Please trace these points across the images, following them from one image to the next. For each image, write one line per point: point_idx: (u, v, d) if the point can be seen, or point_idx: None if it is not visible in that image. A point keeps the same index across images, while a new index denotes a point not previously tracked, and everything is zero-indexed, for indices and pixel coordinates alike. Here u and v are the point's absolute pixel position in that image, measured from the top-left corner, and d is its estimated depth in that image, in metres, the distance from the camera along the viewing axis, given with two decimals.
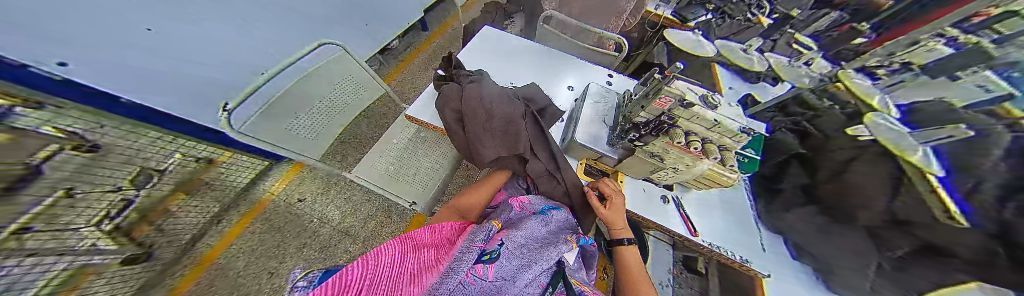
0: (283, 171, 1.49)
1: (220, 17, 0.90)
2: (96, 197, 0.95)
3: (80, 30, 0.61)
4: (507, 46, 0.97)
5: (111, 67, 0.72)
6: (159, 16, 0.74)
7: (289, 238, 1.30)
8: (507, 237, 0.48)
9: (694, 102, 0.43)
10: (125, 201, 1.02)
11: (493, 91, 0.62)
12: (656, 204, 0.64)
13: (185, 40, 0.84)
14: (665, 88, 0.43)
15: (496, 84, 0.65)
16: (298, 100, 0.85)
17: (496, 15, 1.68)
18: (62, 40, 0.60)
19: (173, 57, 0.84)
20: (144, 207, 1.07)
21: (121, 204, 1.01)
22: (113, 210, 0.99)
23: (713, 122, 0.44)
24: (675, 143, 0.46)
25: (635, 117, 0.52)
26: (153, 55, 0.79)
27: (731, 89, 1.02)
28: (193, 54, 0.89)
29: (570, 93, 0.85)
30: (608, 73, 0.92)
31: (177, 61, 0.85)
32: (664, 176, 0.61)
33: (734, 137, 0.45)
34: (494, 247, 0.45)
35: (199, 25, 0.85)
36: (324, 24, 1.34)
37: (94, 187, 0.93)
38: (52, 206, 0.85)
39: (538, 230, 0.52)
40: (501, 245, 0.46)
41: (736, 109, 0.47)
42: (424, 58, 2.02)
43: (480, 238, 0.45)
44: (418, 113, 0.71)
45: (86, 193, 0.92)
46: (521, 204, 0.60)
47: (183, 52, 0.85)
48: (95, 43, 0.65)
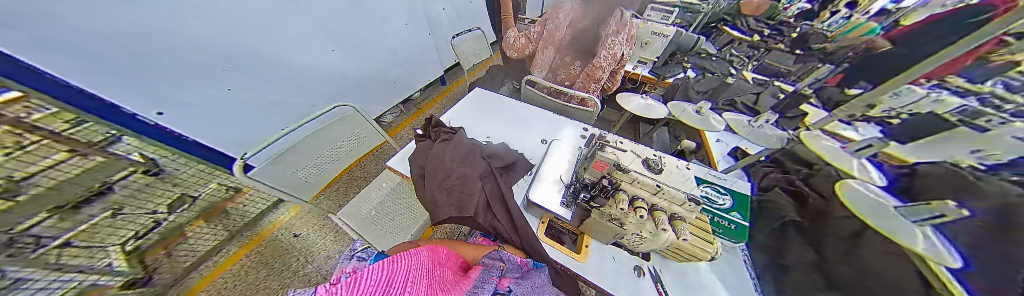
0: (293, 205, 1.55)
1: (281, 82, 1.26)
2: (130, 219, 1.05)
3: (183, 89, 0.96)
4: (491, 105, 1.10)
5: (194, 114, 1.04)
6: (238, 81, 1.10)
7: (269, 277, 1.24)
8: (515, 284, 0.47)
9: (627, 167, 0.45)
10: (154, 223, 1.12)
11: (460, 149, 0.69)
12: (627, 277, 0.55)
13: (251, 97, 1.18)
14: (600, 153, 0.46)
15: (465, 141, 0.72)
16: (310, 147, 0.95)
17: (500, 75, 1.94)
18: (170, 96, 0.94)
19: (238, 110, 1.17)
20: (168, 231, 1.16)
21: (150, 225, 1.10)
22: (142, 231, 1.09)
23: (655, 188, 0.44)
24: (619, 208, 0.44)
25: (583, 178, 0.53)
26: (225, 108, 1.12)
27: (719, 142, 0.98)
28: (254, 108, 1.22)
29: (543, 146, 0.90)
30: (583, 128, 0.98)
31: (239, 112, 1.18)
32: (632, 243, 0.55)
33: (682, 206, 0.43)
34: (505, 290, 0.44)
35: (263, 87, 1.20)
36: (356, 84, 1.64)
37: (135, 209, 1.06)
38: (96, 223, 0.96)
39: (541, 279, 0.51)
40: (511, 289, 0.45)
41: (682, 174, 0.46)
42: (438, 107, 2.26)
43: (495, 275, 0.48)
44: (398, 164, 0.79)
45: (126, 214, 1.03)
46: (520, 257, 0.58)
47: (247, 106, 1.19)
48: (187, 98, 0.99)
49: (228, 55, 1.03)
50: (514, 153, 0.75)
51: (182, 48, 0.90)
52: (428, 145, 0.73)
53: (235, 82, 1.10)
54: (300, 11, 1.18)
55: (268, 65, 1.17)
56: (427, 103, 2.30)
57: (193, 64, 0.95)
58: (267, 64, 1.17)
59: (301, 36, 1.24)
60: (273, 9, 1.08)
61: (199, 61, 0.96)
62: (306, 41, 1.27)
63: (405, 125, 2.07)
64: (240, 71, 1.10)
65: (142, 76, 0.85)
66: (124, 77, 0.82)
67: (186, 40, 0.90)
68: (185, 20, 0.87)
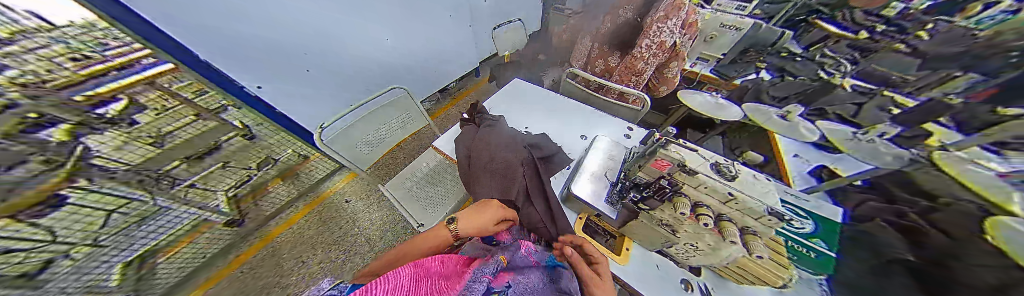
0: (345, 174, 1.80)
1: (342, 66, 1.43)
2: (232, 172, 1.33)
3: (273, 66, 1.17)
4: (529, 96, 1.10)
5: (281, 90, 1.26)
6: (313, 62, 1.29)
7: (326, 233, 1.50)
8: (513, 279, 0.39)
9: (695, 168, 0.40)
10: (247, 177, 1.40)
11: (503, 136, 0.71)
12: (672, 288, 0.51)
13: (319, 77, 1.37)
14: (661, 151, 0.43)
15: (508, 130, 0.75)
16: (370, 124, 1.07)
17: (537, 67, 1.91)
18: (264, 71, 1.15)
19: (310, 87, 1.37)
20: (256, 184, 1.47)
21: (244, 178, 1.39)
22: (238, 182, 1.37)
23: (726, 196, 0.39)
24: (678, 213, 0.41)
25: (633, 176, 0.50)
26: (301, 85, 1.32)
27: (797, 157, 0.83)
28: (321, 87, 1.42)
29: (582, 142, 0.87)
30: (628, 126, 0.91)
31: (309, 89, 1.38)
32: (683, 253, 0.51)
33: (759, 219, 0.37)
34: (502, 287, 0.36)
35: (328, 69, 1.38)
36: (404, 72, 1.80)
37: (237, 164, 1.33)
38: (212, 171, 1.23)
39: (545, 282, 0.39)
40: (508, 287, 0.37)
41: (761, 184, 0.40)
42: (472, 96, 2.34)
43: (490, 271, 0.40)
44: (443, 145, 0.84)
45: (230, 167, 1.30)
46: (526, 249, 0.50)
47: (316, 85, 1.38)
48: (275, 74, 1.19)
49: (307, 39, 1.20)
50: (554, 146, 0.74)
51: (276, 32, 1.08)
52: (474, 130, 0.77)
53: (309, 62, 1.28)
54: (365, 3, 1.31)
55: (334, 50, 1.34)
56: (462, 93, 2.39)
57: (283, 46, 1.14)
58: (334, 49, 1.33)
59: (362, 25, 1.37)
60: (343, 1, 1.21)
61: (286, 44, 1.14)
62: (365, 30, 1.40)
63: (441, 112, 2.19)
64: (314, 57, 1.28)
65: (246, 53, 1.06)
66: (237, 52, 1.03)
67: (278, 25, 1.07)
68: (279, 8, 1.03)
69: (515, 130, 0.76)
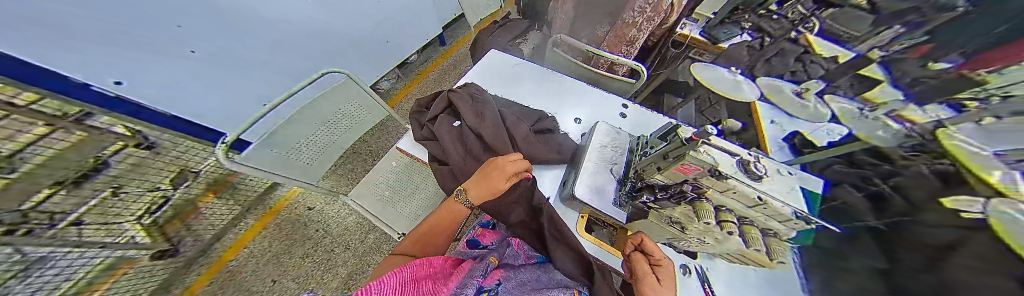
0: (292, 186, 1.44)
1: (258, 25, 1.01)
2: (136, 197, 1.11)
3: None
4: (512, 72, 0.93)
5: (187, 89, 0.96)
6: (204, 44, 0.91)
7: (294, 246, 1.25)
8: (506, 277, 0.46)
9: (730, 175, 0.34)
10: (163, 199, 1.16)
11: (449, 144, 0.69)
12: (673, 277, 0.52)
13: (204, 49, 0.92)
14: (691, 154, 0.34)
15: (448, 124, 0.72)
16: (310, 122, 0.85)
17: (511, 33, 1.65)
18: (152, 68, 0.85)
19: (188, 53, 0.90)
20: (182, 206, 1.20)
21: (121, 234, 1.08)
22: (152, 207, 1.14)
23: (755, 202, 0.34)
24: (703, 222, 0.37)
25: (648, 178, 0.45)
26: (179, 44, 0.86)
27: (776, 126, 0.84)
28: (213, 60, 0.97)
29: (576, 127, 0.79)
30: (622, 104, 0.84)
31: (207, 91, 1.01)
32: (686, 244, 0.50)
33: (786, 224, 0.35)
34: (493, 286, 0.43)
35: (229, 33, 0.95)
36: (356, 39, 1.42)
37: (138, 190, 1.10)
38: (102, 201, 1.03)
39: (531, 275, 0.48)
40: (499, 285, 0.44)
41: (788, 183, 0.37)
42: (439, 71, 1.99)
43: (480, 273, 0.45)
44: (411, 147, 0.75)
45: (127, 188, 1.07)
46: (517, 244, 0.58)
47: (215, 75, 1.00)
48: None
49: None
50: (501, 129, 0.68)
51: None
52: (418, 122, 0.77)
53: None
54: None
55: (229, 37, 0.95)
56: (425, 69, 1.98)
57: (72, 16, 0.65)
58: (224, 36, 0.95)
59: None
60: None
61: (144, 19, 0.76)
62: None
63: (404, 94, 1.83)
64: (204, 31, 0.89)
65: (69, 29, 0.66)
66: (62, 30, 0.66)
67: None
68: None
69: (472, 110, 0.71)
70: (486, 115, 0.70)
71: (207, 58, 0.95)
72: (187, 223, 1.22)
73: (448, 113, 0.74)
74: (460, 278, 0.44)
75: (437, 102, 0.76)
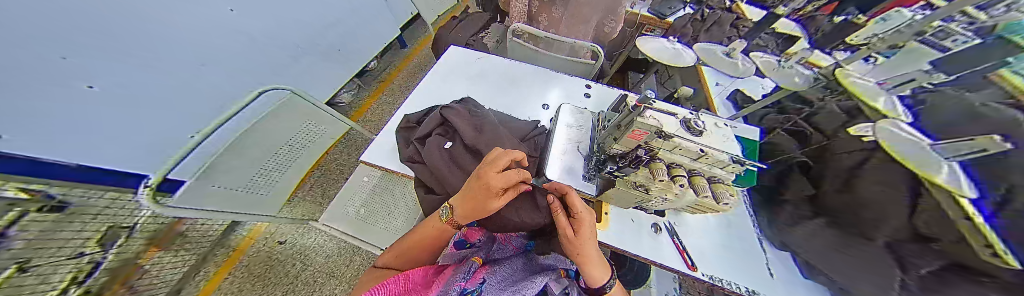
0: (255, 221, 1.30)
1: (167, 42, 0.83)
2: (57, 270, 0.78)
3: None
4: (473, 67, 0.91)
5: (94, 134, 0.70)
6: (105, 73, 0.69)
7: (269, 287, 1.13)
8: (488, 274, 0.46)
9: (672, 134, 0.37)
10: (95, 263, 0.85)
11: (441, 168, 0.54)
12: (646, 236, 0.57)
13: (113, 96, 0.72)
14: (638, 120, 0.37)
15: (438, 146, 0.57)
16: (254, 149, 0.77)
17: (471, 27, 1.61)
18: (52, 113, 0.61)
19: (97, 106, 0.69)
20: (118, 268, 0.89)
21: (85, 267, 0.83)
22: (81, 274, 0.82)
23: (698, 154, 0.38)
24: (659, 180, 0.40)
25: (610, 149, 0.48)
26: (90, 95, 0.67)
27: (719, 87, 0.94)
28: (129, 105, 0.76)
29: (544, 112, 0.81)
30: (584, 85, 0.88)
31: (129, 131, 0.78)
32: (655, 204, 0.53)
33: (724, 168, 0.39)
34: (476, 285, 0.42)
35: (137, 61, 0.76)
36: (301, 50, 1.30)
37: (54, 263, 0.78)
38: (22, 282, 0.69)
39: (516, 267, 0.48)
40: (483, 283, 0.43)
41: (723, 132, 0.41)
42: (405, 75, 1.89)
43: (462, 277, 0.44)
44: (374, 156, 0.64)
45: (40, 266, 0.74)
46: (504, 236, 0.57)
47: (133, 109, 0.77)
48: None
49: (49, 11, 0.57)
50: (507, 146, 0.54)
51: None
52: (406, 140, 0.63)
53: (17, 34, 0.52)
54: None
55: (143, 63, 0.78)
56: (388, 75, 1.87)
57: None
58: (132, 59, 0.74)
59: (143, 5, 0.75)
60: None
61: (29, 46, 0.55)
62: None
63: (370, 104, 1.71)
64: (95, 55, 0.66)
65: None
66: None
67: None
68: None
69: (470, 125, 0.58)
70: (487, 129, 0.58)
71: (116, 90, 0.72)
72: (164, 245, 1.02)
73: (443, 131, 0.60)
74: (440, 285, 0.42)
75: (429, 118, 0.62)
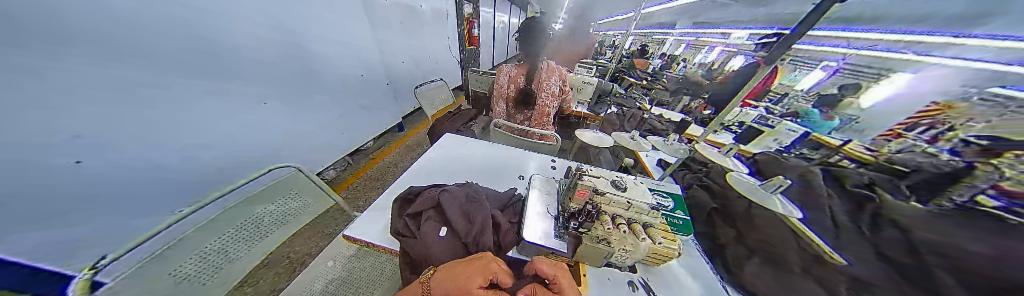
0: None
1: (189, 127, 0.89)
2: None
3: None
4: (462, 148, 1.13)
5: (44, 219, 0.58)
6: (100, 149, 0.67)
7: None
8: None
9: (604, 191, 0.53)
10: None
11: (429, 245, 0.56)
12: (626, 294, 0.58)
13: (112, 178, 0.71)
14: (579, 182, 0.55)
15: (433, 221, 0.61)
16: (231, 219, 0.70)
17: (461, 117, 2.04)
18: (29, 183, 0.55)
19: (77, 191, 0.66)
20: None
21: None
22: None
23: (627, 205, 0.54)
24: (607, 227, 0.51)
25: (569, 207, 0.61)
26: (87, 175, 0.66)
27: (648, 156, 1.26)
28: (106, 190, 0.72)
29: (521, 182, 0.97)
30: (551, 160, 1.13)
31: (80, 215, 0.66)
32: (621, 259, 0.60)
33: (648, 214, 0.55)
34: None
35: (145, 140, 0.77)
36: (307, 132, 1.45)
37: None
38: None
39: None
40: None
41: (640, 188, 0.59)
42: (396, 154, 2.06)
43: None
44: (360, 231, 0.65)
45: None
46: None
47: (100, 187, 0.69)
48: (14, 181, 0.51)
49: (101, 105, 0.65)
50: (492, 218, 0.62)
51: (64, 94, 0.57)
52: (402, 212, 0.68)
53: (64, 125, 0.58)
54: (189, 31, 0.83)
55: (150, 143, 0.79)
56: (380, 154, 2.01)
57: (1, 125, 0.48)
58: (143, 139, 0.76)
59: (193, 96, 0.88)
60: (173, 26, 0.78)
61: (58, 117, 0.57)
62: (239, 91, 1.04)
63: (352, 180, 1.68)
64: (105, 131, 0.67)
65: None
66: None
67: (52, 77, 0.55)
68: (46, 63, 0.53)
69: (464, 199, 0.67)
70: (478, 202, 0.66)
71: (96, 167, 0.67)
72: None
73: (439, 208, 0.66)
74: None
75: (423, 197, 0.67)
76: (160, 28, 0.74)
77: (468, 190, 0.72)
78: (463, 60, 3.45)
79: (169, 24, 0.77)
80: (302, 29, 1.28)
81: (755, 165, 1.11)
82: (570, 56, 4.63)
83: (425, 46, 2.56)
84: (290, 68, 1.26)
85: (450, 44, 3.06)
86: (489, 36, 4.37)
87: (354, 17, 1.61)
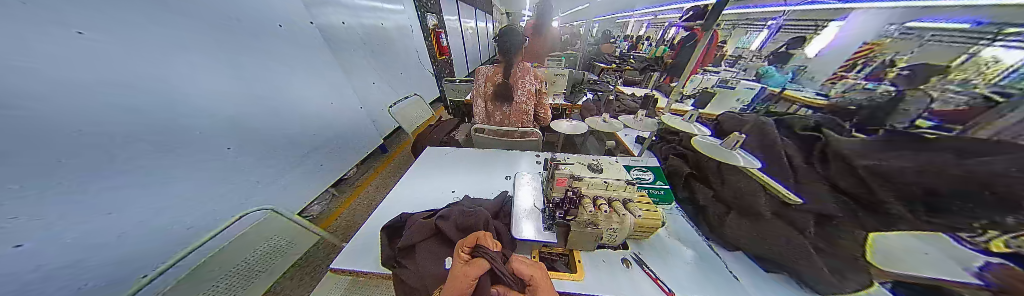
0: None
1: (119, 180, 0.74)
2: None
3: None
4: (443, 160, 1.11)
5: None
6: None
7: None
8: None
9: (581, 176, 0.55)
10: None
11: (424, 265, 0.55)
12: (621, 271, 0.60)
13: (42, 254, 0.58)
14: (555, 171, 0.56)
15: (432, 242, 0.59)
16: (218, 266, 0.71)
17: (443, 128, 2.02)
18: None
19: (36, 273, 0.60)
20: None
21: None
22: None
23: (604, 185, 0.56)
24: (590, 210, 0.53)
25: (553, 198, 0.62)
26: (42, 255, 0.60)
27: (627, 135, 1.31)
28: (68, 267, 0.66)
29: (508, 182, 0.97)
30: (535, 155, 1.15)
31: None
32: (611, 238, 0.63)
33: (627, 189, 0.57)
34: None
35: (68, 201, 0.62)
36: (285, 168, 1.36)
37: None
38: None
39: None
40: None
41: (615, 167, 0.62)
42: (383, 177, 1.99)
43: None
44: (348, 261, 0.62)
45: None
46: None
47: None
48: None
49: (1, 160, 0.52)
50: (490, 223, 0.61)
51: None
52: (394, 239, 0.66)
53: None
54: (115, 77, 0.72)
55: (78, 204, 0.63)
56: (366, 181, 1.93)
57: None
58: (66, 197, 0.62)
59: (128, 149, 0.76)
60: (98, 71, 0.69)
61: None
62: (192, 136, 0.93)
63: (340, 212, 1.61)
64: None
65: None
66: None
67: None
68: None
69: (454, 208, 0.66)
70: (470, 214, 0.65)
71: None
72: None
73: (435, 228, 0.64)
74: None
75: (416, 224, 0.64)
76: (77, 66, 0.64)
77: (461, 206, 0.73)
78: (437, 72, 3.43)
79: (84, 65, 0.66)
80: (257, 63, 1.19)
81: (717, 127, 1.17)
82: (541, 53, 4.75)
83: (396, 64, 2.52)
84: (251, 105, 1.16)
85: (422, 58, 3.05)
86: (460, 46, 4.41)
87: (317, 46, 1.58)
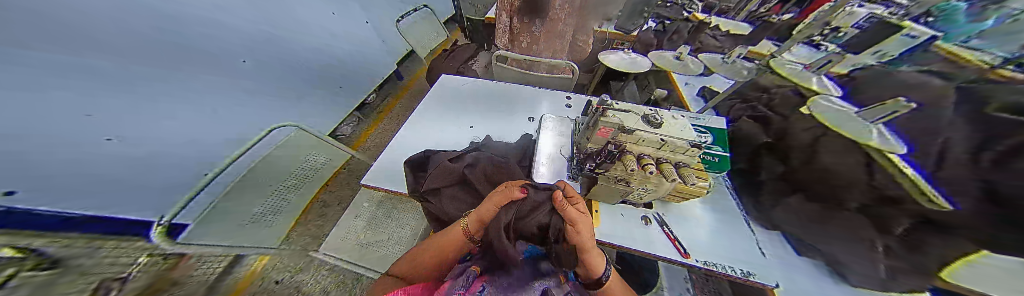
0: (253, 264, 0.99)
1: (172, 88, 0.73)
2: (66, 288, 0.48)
3: (42, 116, 0.46)
4: (463, 89, 0.99)
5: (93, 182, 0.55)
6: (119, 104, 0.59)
7: None
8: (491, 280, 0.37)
9: (633, 127, 0.44)
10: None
11: (447, 199, 0.56)
12: (637, 226, 0.58)
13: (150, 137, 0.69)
14: (601, 118, 0.44)
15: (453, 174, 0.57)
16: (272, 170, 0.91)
17: (463, 52, 1.79)
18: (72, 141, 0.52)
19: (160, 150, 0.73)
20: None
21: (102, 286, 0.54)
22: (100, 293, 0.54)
23: (660, 143, 0.45)
24: (631, 168, 0.44)
25: (586, 147, 0.54)
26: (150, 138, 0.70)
27: (688, 85, 1.04)
28: None
29: (532, 123, 0.88)
30: (566, 96, 0.98)
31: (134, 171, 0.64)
32: (639, 197, 0.56)
33: (686, 152, 0.46)
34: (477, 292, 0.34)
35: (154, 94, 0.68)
36: None
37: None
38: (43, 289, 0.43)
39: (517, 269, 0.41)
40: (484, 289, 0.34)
41: (681, 123, 0.47)
42: (404, 101, 2.00)
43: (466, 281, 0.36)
44: (378, 179, 0.64)
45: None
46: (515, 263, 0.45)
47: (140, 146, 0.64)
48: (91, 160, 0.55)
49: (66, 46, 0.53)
50: (513, 168, 0.56)
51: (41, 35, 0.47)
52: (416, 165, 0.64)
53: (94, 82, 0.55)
54: None
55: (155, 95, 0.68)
56: (388, 104, 1.95)
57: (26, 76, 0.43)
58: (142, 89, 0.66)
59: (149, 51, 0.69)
60: None
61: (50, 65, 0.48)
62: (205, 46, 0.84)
63: (370, 129, 1.73)
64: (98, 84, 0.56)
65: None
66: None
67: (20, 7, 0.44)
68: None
69: (478, 154, 0.60)
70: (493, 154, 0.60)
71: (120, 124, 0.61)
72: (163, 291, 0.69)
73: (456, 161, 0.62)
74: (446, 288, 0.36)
75: (439, 158, 0.62)
76: None
77: (483, 145, 0.68)
78: None
79: None
80: None
81: (849, 85, 0.79)
82: None
83: None
84: (236, 5, 0.96)
85: None
86: None
87: None
